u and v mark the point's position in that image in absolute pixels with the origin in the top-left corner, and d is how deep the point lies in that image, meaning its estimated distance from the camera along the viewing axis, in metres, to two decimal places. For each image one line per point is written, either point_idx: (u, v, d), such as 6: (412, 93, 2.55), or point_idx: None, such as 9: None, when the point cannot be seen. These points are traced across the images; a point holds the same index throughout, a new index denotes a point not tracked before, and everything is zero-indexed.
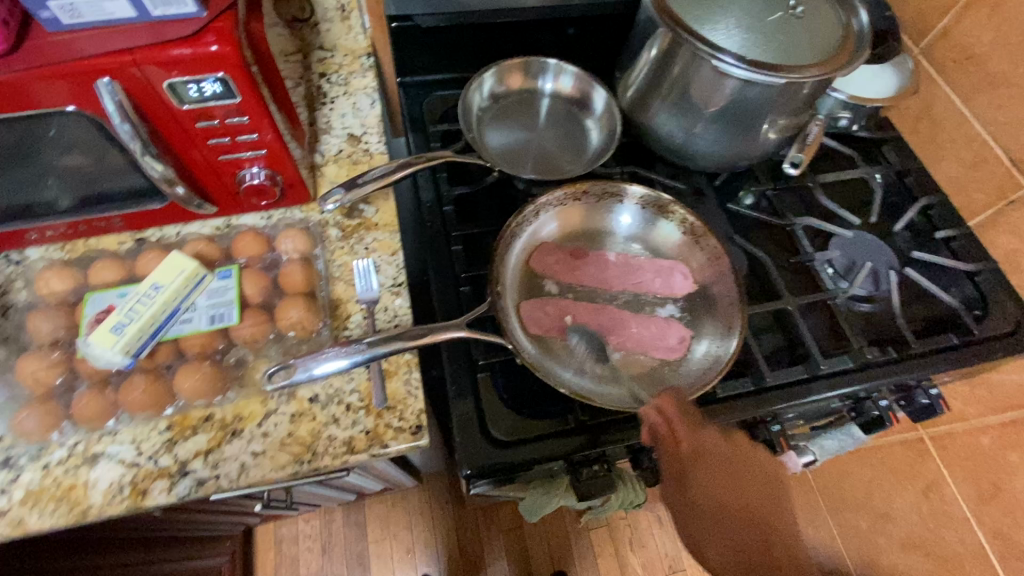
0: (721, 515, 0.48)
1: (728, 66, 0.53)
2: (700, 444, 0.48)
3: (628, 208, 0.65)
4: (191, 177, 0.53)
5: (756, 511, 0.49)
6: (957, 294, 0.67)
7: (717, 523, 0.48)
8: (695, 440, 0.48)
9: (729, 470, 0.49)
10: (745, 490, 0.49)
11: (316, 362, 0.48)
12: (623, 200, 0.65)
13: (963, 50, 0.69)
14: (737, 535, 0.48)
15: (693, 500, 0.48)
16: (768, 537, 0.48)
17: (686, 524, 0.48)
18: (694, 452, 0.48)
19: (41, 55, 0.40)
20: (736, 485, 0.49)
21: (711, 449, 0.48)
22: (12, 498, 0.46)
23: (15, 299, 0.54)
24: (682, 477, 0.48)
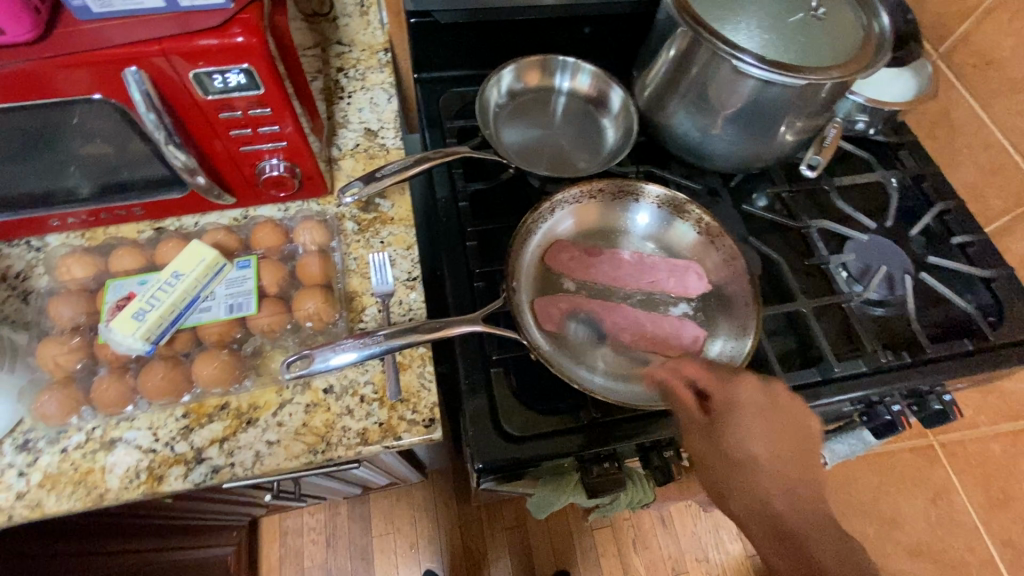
0: (749, 473, 0.44)
1: (748, 66, 0.52)
2: (731, 398, 0.45)
3: (644, 207, 0.65)
4: (211, 167, 0.53)
5: (794, 474, 0.43)
6: (972, 299, 0.67)
7: (744, 476, 0.44)
8: (728, 394, 0.45)
9: (763, 423, 0.45)
10: (785, 452, 0.44)
11: (333, 353, 0.48)
12: (641, 198, 0.65)
13: (983, 55, 0.68)
14: (770, 496, 0.43)
15: (722, 451, 0.44)
16: (805, 504, 0.43)
17: (712, 477, 0.45)
18: (723, 403, 0.45)
19: (70, 42, 0.41)
20: (773, 444, 0.44)
21: (749, 402, 0.45)
22: (31, 480, 0.46)
23: (36, 285, 0.55)
24: (710, 428, 0.45)
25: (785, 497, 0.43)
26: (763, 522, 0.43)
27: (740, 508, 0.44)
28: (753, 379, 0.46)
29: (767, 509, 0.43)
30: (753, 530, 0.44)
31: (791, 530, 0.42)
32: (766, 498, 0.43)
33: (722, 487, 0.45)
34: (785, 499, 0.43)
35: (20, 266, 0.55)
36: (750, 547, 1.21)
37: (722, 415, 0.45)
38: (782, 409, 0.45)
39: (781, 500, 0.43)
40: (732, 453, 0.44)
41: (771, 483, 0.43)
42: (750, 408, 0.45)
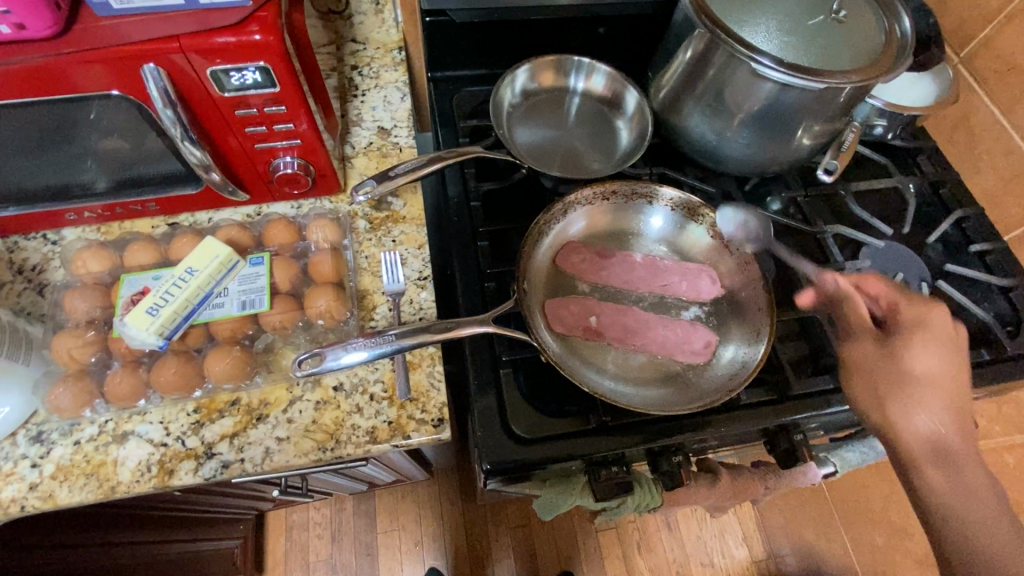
0: (917, 401, 0.48)
1: (766, 69, 0.52)
2: (915, 320, 0.50)
3: (671, 207, 0.64)
4: (226, 163, 0.53)
5: (966, 426, 0.47)
6: (991, 309, 0.66)
7: (922, 403, 0.47)
8: (913, 322, 0.51)
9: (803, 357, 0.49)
10: (956, 397, 0.48)
11: (344, 351, 0.49)
12: (669, 197, 0.64)
13: (1006, 60, 0.67)
14: (920, 406, 0.48)
15: (905, 367, 0.49)
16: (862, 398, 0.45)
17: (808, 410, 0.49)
18: (911, 323, 0.50)
19: (90, 38, 0.41)
20: (946, 366, 0.48)
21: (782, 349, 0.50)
22: (44, 471, 0.47)
23: (51, 278, 0.55)
24: (884, 342, 0.50)
25: (956, 427, 0.47)
26: (929, 445, 0.47)
27: (907, 433, 0.47)
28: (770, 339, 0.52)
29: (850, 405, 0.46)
30: (911, 451, 0.47)
31: (949, 448, 0.46)
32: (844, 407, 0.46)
33: (887, 398, 0.48)
34: (953, 428, 0.47)
35: (36, 259, 0.56)
36: (756, 552, 1.20)
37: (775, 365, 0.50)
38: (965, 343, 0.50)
39: (949, 428, 0.47)
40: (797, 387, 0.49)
41: (951, 418, 0.47)
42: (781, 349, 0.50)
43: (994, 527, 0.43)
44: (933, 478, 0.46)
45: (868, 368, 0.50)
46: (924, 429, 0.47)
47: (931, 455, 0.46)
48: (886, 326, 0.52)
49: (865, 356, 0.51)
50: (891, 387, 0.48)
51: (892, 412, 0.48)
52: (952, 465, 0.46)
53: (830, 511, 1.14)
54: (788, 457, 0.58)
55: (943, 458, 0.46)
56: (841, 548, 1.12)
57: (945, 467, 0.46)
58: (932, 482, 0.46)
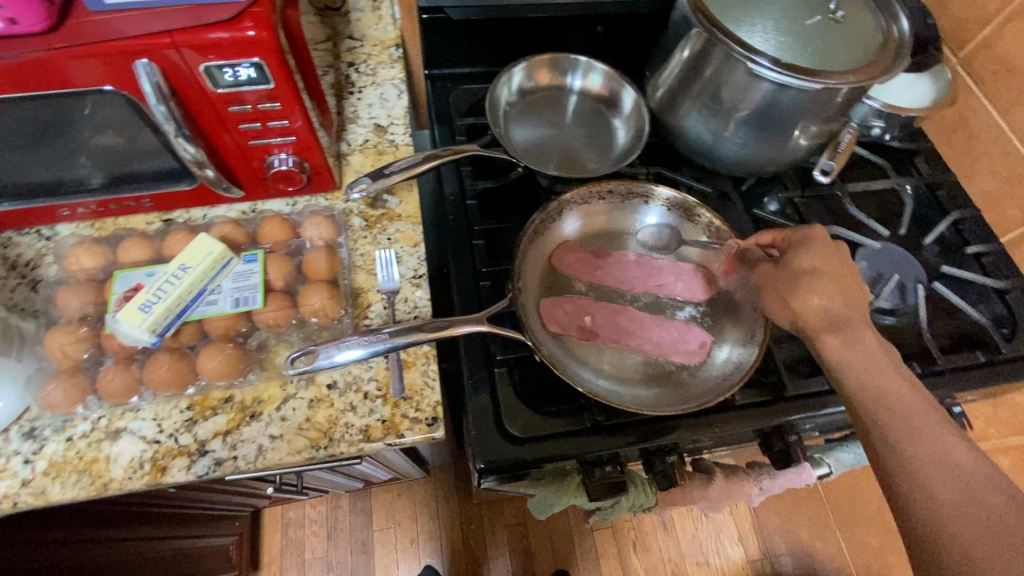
0: (880, 382, 0.46)
1: (762, 68, 0.52)
2: (808, 231, 0.53)
3: (665, 218, 0.65)
4: (221, 160, 0.53)
5: (860, 305, 0.50)
6: (987, 311, 0.66)
7: (813, 280, 0.50)
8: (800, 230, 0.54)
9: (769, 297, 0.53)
10: (843, 277, 0.50)
11: (338, 349, 0.48)
12: (662, 208, 0.65)
13: (1004, 62, 0.67)
14: (888, 390, 0.45)
15: (789, 264, 0.52)
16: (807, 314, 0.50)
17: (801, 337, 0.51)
18: (799, 234, 0.53)
19: (82, 33, 0.41)
20: (836, 265, 0.51)
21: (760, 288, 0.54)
22: (36, 467, 0.47)
23: (45, 274, 0.55)
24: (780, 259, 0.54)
25: (848, 303, 0.49)
26: (824, 318, 0.49)
27: (800, 305, 0.50)
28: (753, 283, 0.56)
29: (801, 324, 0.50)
30: (811, 325, 0.50)
31: (846, 319, 0.49)
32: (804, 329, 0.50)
33: (781, 293, 0.51)
34: (846, 304, 0.49)
35: (30, 255, 0.56)
36: (751, 552, 1.19)
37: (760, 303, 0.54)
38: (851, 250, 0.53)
39: (839, 299, 0.49)
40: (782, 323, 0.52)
41: (846, 300, 0.49)
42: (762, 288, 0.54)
43: (986, 524, 0.37)
44: (832, 348, 0.48)
45: (768, 282, 0.53)
46: (817, 303, 0.49)
47: (826, 324, 0.49)
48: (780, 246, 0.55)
49: (767, 275, 0.54)
50: (783, 282, 0.51)
51: (787, 301, 0.51)
52: (849, 334, 0.48)
53: None
54: (782, 457, 0.59)
55: (836, 326, 0.49)
56: None
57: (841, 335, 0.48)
58: (828, 347, 0.49)
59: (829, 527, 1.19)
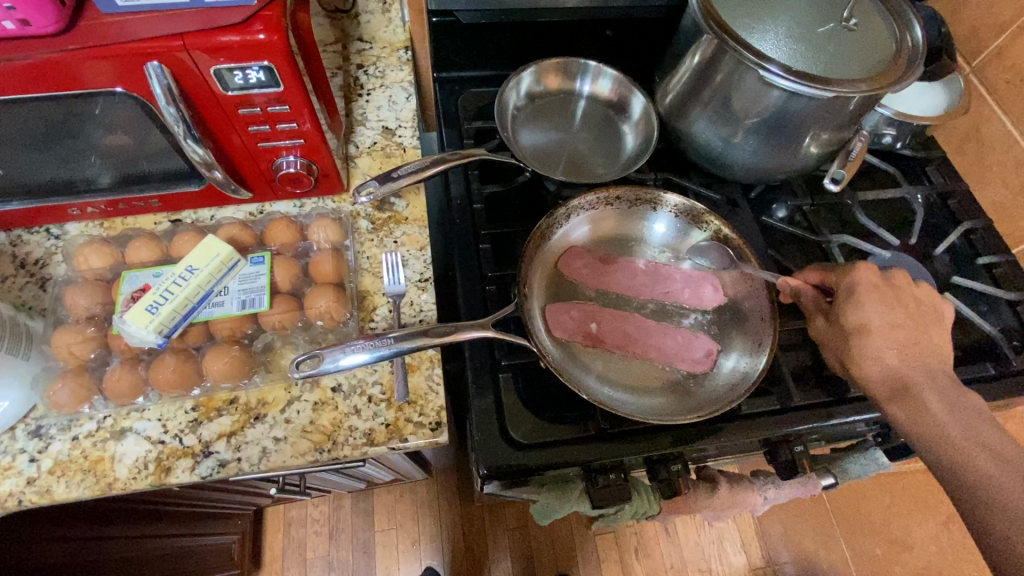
0: (1002, 487, 0.41)
1: (774, 76, 0.51)
2: (853, 278, 0.51)
3: (705, 252, 0.63)
4: (228, 161, 0.53)
5: (925, 360, 0.48)
6: (998, 323, 0.65)
7: (868, 340, 0.49)
8: (846, 277, 0.52)
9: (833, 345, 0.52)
10: (895, 320, 0.49)
11: (343, 354, 0.48)
12: (690, 232, 0.64)
13: (1018, 71, 0.66)
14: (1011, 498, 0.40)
15: (839, 313, 0.51)
16: (874, 368, 0.48)
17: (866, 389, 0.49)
18: (844, 287, 0.51)
19: (94, 35, 0.41)
20: (891, 317, 0.49)
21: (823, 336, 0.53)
22: (42, 466, 0.47)
23: (54, 272, 0.55)
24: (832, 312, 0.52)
25: (904, 357, 0.48)
26: (888, 384, 0.48)
27: (860, 370, 0.49)
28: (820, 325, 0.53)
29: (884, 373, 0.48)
30: (875, 391, 0.49)
31: (913, 382, 0.47)
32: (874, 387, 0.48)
33: (840, 355, 0.51)
34: (903, 360, 0.48)
35: (39, 253, 0.56)
36: (754, 559, 1.21)
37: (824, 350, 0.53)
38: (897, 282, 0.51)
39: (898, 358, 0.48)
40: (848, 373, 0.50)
41: (911, 355, 0.48)
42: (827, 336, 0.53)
43: None
44: (901, 420, 0.47)
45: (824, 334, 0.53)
46: (879, 354, 0.48)
47: (891, 391, 0.48)
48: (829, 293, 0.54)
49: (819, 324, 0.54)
50: (837, 339, 0.51)
51: (847, 362, 0.50)
52: (913, 402, 0.46)
53: (829, 520, 1.14)
54: (788, 467, 0.58)
55: (902, 395, 0.47)
56: (840, 558, 1.12)
57: (907, 404, 0.47)
58: (896, 418, 0.47)
59: None
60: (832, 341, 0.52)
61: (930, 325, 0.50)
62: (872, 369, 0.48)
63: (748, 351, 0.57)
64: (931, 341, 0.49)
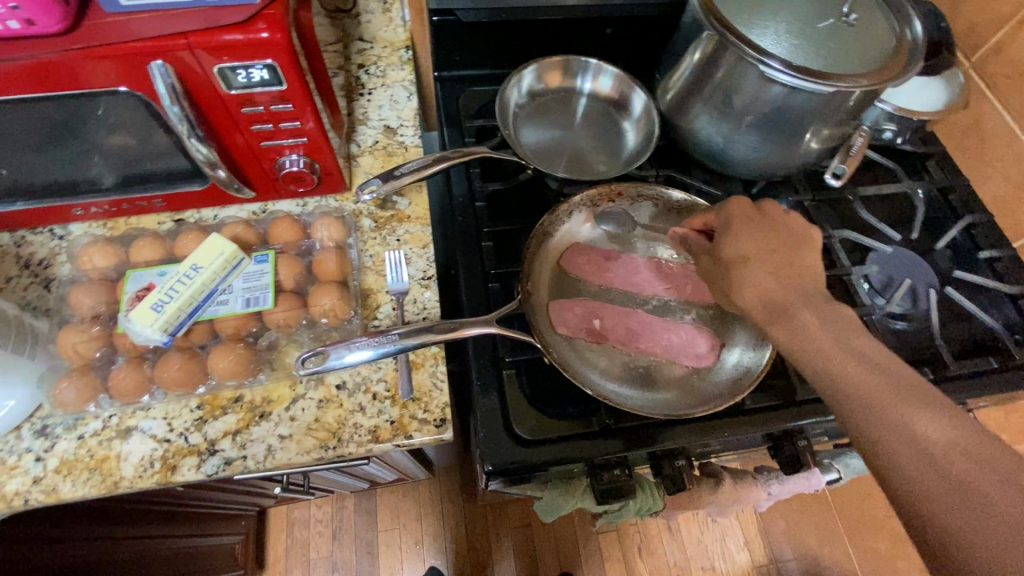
0: (876, 392, 0.38)
1: (774, 71, 0.51)
2: (728, 210, 0.51)
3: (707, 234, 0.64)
4: (233, 161, 0.53)
5: (801, 281, 0.47)
6: (999, 316, 0.65)
7: (745, 268, 0.48)
8: (722, 212, 0.52)
9: (715, 277, 0.51)
10: (772, 245, 0.48)
11: (347, 350, 0.48)
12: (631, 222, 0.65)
13: (1018, 66, 0.67)
14: (884, 403, 0.38)
15: (718, 249, 0.51)
16: (750, 291, 0.47)
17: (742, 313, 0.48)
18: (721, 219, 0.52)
19: (99, 35, 0.41)
20: (766, 242, 0.49)
21: (709, 270, 0.53)
22: (48, 465, 0.47)
23: (58, 272, 0.56)
24: (712, 249, 0.52)
25: (779, 282, 0.46)
26: (765, 307, 0.46)
27: (742, 299, 0.48)
28: (704, 259, 0.53)
29: (763, 295, 0.46)
30: (759, 319, 0.47)
31: (790, 304, 0.45)
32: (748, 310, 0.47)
33: (722, 288, 0.50)
34: (780, 284, 0.46)
35: (44, 254, 0.56)
36: (758, 557, 1.18)
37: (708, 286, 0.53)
38: (773, 211, 0.51)
39: (776, 282, 0.46)
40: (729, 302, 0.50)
41: (785, 274, 0.47)
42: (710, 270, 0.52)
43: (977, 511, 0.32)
44: (782, 340, 0.44)
45: (709, 272, 0.52)
46: (758, 280, 0.47)
47: (770, 315, 0.46)
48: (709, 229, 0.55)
49: (708, 265, 0.53)
50: (718, 270, 0.51)
51: (732, 296, 0.49)
52: (792, 322, 0.44)
53: None
54: (793, 462, 0.58)
55: (782, 315, 0.45)
56: None
57: (786, 324, 0.44)
58: (777, 339, 0.44)
59: (836, 532, 1.19)
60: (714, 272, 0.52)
61: (805, 247, 0.49)
62: (751, 293, 0.47)
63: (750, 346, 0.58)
64: (806, 264, 0.48)
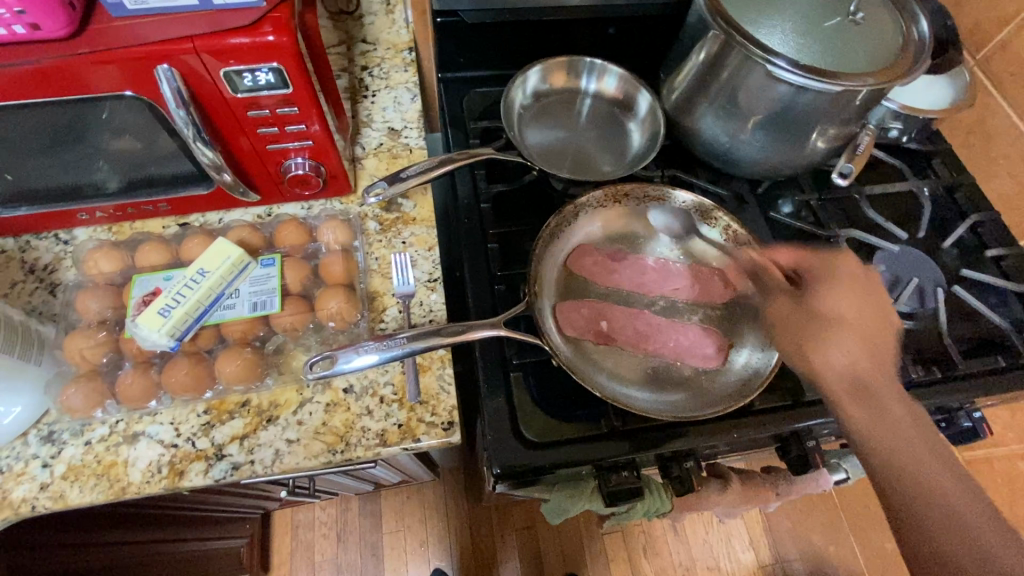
0: (933, 478, 0.46)
1: (782, 71, 0.51)
2: (840, 269, 0.56)
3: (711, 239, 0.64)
4: (238, 164, 0.53)
5: (884, 357, 0.52)
6: (1007, 315, 0.65)
7: (832, 336, 0.53)
8: (831, 267, 0.57)
9: (791, 326, 0.56)
10: (865, 329, 0.53)
11: (355, 355, 0.48)
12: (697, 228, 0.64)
13: (1023, 63, 0.66)
14: (937, 485, 0.45)
15: (810, 304, 0.56)
16: (844, 357, 0.52)
17: (790, 349, 0.55)
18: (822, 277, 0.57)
19: (104, 39, 0.41)
20: (859, 307, 0.55)
21: (778, 312, 0.57)
22: (55, 471, 0.47)
23: (63, 277, 0.55)
24: (799, 296, 0.57)
25: (874, 361, 0.52)
26: (852, 386, 0.51)
27: (817, 358, 0.52)
28: (782, 300, 0.58)
29: (850, 366, 0.51)
30: (833, 393, 0.51)
31: (872, 385, 0.51)
32: (852, 366, 0.52)
33: (797, 342, 0.54)
34: (869, 361, 0.52)
35: (48, 259, 0.56)
36: (763, 557, 1.18)
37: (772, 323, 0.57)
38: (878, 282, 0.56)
39: (862, 355, 0.52)
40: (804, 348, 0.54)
41: (865, 358, 0.52)
42: (781, 316, 0.57)
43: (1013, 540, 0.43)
44: (860, 420, 0.49)
45: (790, 316, 0.56)
46: (838, 354, 0.52)
47: (851, 388, 0.50)
48: (795, 276, 0.59)
49: (785, 306, 0.57)
50: (797, 322, 0.55)
51: (803, 352, 0.53)
52: (875, 404, 0.49)
53: None
54: (800, 462, 0.58)
55: (867, 398, 0.50)
56: None
57: (868, 403, 0.50)
58: (855, 416, 0.49)
59: (842, 531, 1.19)
60: (783, 322, 0.57)
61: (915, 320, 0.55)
62: (870, 351, 0.53)
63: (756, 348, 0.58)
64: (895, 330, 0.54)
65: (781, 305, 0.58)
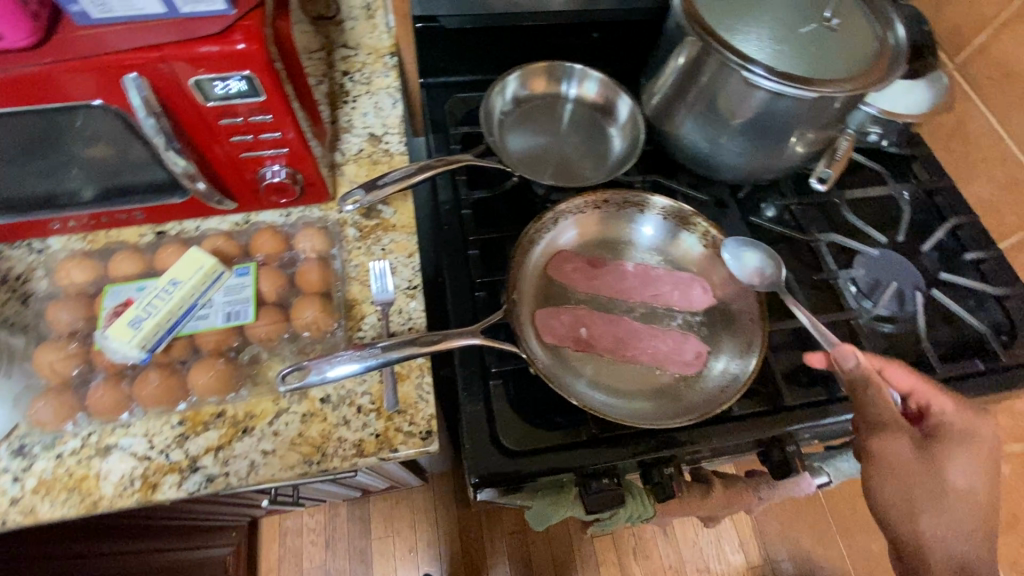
0: None
1: (758, 77, 0.51)
2: (978, 425, 0.51)
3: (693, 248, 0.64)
4: (212, 172, 0.53)
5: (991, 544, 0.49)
6: (986, 318, 0.65)
7: (943, 505, 0.49)
8: (974, 423, 0.51)
9: (895, 480, 0.50)
10: (977, 503, 0.49)
11: (329, 365, 0.48)
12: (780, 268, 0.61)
13: (1001, 68, 0.67)
14: None
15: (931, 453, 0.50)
16: (945, 523, 0.49)
17: (882, 508, 0.50)
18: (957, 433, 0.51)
19: (70, 48, 0.40)
20: (980, 472, 0.50)
21: (887, 456, 0.50)
22: (26, 485, 0.46)
23: (36, 287, 0.55)
24: (924, 445, 0.51)
25: (975, 546, 0.49)
26: (952, 566, 0.48)
27: (921, 531, 0.49)
28: (901, 440, 0.50)
29: (959, 555, 0.48)
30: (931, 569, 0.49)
31: (969, 565, 0.48)
32: (946, 539, 0.49)
33: (908, 506, 0.49)
34: (964, 538, 0.49)
35: (21, 268, 0.55)
36: (753, 558, 1.19)
37: (869, 466, 0.50)
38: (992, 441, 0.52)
39: (972, 546, 0.48)
40: (892, 509, 0.50)
41: (978, 540, 0.49)
42: (890, 462, 0.50)
43: None
44: None
45: (897, 472, 0.50)
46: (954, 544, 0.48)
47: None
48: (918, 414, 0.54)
49: (892, 451, 0.50)
50: (925, 487, 0.49)
51: (916, 518, 0.49)
52: None
53: None
54: (782, 468, 0.57)
55: None
56: None
57: None
58: None
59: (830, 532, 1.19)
60: (901, 476, 0.49)
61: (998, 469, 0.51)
62: (974, 531, 0.49)
63: (735, 354, 0.57)
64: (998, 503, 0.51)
65: (912, 458, 0.50)
